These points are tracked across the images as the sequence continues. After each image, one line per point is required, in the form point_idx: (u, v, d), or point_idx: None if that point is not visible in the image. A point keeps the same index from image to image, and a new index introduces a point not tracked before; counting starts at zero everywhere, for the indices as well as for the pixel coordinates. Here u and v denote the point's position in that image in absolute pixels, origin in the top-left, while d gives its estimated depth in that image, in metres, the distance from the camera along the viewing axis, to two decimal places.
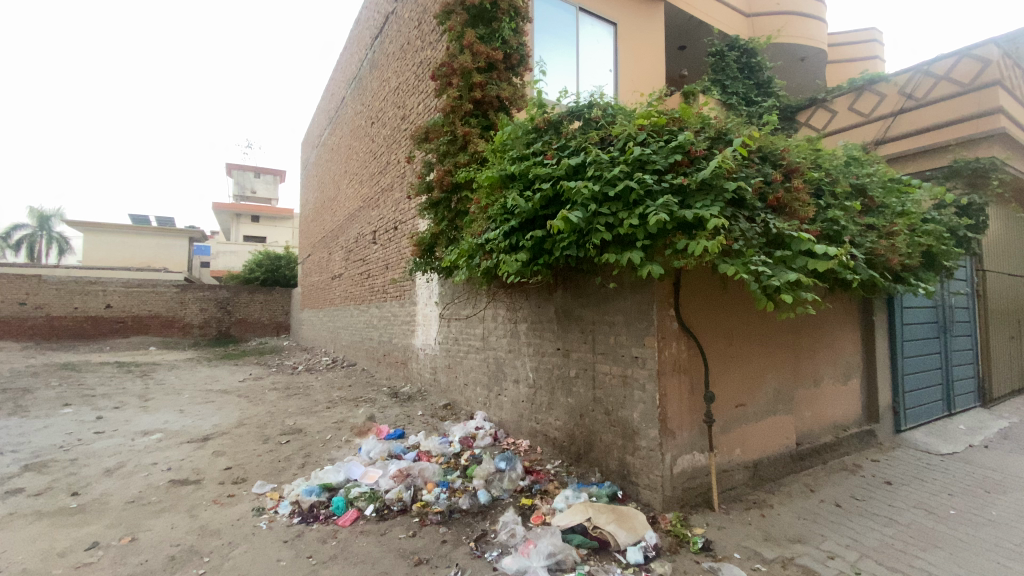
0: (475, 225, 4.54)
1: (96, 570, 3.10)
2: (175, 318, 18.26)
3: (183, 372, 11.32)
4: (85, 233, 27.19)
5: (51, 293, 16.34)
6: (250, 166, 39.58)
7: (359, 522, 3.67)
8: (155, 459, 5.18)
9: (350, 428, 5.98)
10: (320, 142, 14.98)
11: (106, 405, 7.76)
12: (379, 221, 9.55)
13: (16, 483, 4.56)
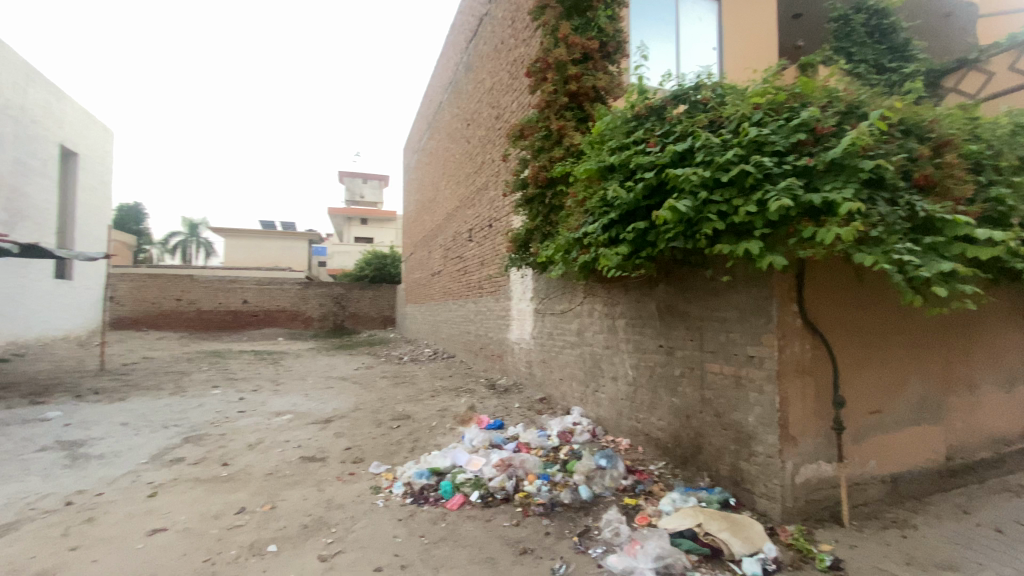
0: (573, 219, 4.47)
1: (244, 532, 3.55)
2: (299, 312, 20.39)
3: (306, 360, 12.61)
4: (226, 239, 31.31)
5: (201, 291, 18.99)
6: (359, 173, 43.04)
7: (466, 507, 3.82)
8: (286, 436, 5.81)
9: (453, 417, 6.25)
10: (420, 146, 15.80)
11: (247, 388, 8.88)
12: (476, 219, 9.84)
13: (182, 452, 5.37)
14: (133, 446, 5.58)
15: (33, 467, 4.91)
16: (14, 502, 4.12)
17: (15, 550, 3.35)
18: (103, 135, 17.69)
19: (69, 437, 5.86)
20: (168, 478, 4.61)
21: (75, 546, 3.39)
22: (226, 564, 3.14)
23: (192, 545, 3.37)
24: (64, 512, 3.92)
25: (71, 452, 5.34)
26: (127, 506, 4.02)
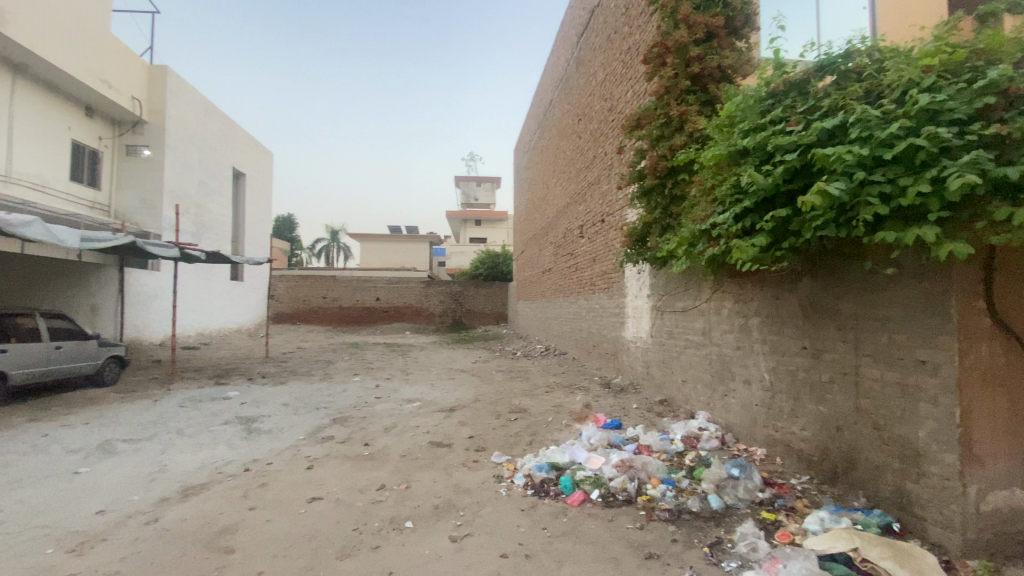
0: (699, 210, 4.22)
1: (385, 507, 3.91)
2: (422, 309, 21.94)
3: (429, 353, 13.53)
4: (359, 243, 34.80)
5: (340, 289, 21.31)
6: (473, 177, 45.11)
7: (587, 505, 3.80)
8: (416, 423, 6.29)
9: (570, 413, 6.27)
10: (530, 146, 16.09)
11: (380, 377, 9.77)
12: (587, 215, 9.77)
13: (331, 431, 6.08)
14: (293, 424, 6.45)
15: (220, 437, 5.91)
16: (209, 465, 5.00)
17: (211, 505, 4.05)
18: (263, 156, 20.61)
19: (246, 413, 6.96)
20: (320, 454, 5.24)
21: (254, 506, 4.01)
22: (371, 534, 3.49)
23: (343, 514, 3.80)
24: (244, 477, 4.66)
25: (247, 426, 6.33)
26: (290, 475, 4.65)
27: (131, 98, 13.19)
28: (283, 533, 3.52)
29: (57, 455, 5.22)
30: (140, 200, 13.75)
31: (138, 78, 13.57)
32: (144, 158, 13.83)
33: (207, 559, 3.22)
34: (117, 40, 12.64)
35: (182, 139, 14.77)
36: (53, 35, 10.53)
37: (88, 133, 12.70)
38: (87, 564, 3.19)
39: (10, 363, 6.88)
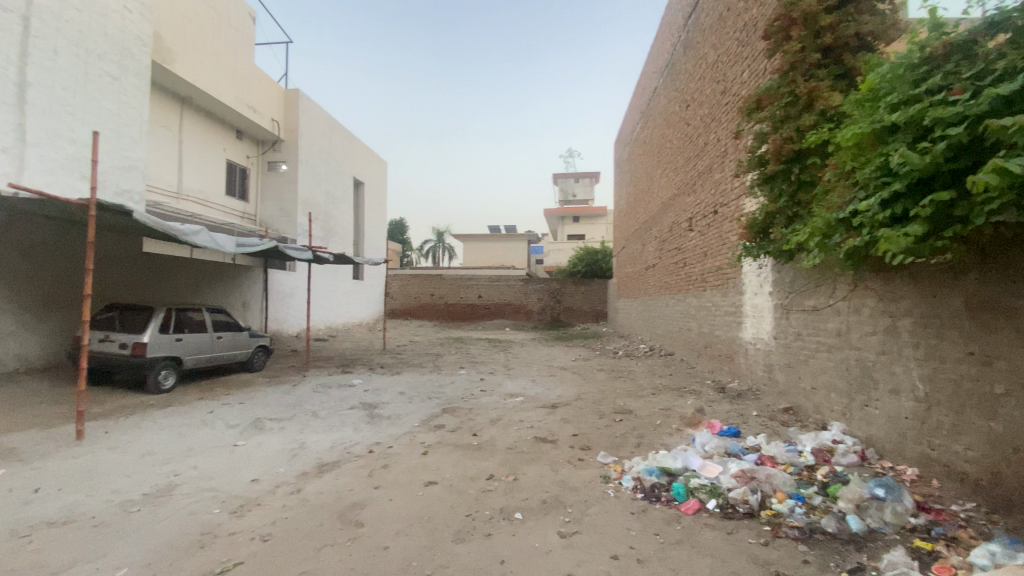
0: (835, 197, 3.79)
1: (494, 496, 4.04)
2: (521, 306, 22.35)
3: (530, 350, 13.74)
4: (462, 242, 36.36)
5: (446, 287, 22.43)
6: (572, 174, 44.94)
7: (702, 514, 3.60)
8: (521, 417, 6.43)
9: (680, 417, 5.99)
10: (632, 139, 15.60)
11: (484, 371, 10.14)
12: (697, 207, 9.26)
13: (442, 420, 6.44)
14: (408, 412, 6.93)
15: (347, 420, 6.54)
16: (338, 445, 5.55)
17: (342, 481, 4.49)
18: (379, 165, 22.33)
19: (368, 399, 7.63)
20: (434, 441, 5.57)
21: (378, 485, 4.37)
22: (483, 522, 3.63)
23: (456, 500, 4.00)
24: (368, 458, 5.10)
25: (369, 412, 6.93)
26: (408, 459, 5.01)
27: (271, 120, 15.04)
28: (404, 513, 3.81)
29: (221, 429, 6.14)
30: (278, 209, 15.63)
31: (277, 102, 15.44)
32: (281, 172, 15.68)
33: (340, 529, 3.58)
34: (259, 70, 14.48)
35: (312, 153, 16.52)
36: (210, 71, 12.37)
37: (239, 153, 14.75)
38: (247, 524, 3.72)
39: (186, 349, 8.22)
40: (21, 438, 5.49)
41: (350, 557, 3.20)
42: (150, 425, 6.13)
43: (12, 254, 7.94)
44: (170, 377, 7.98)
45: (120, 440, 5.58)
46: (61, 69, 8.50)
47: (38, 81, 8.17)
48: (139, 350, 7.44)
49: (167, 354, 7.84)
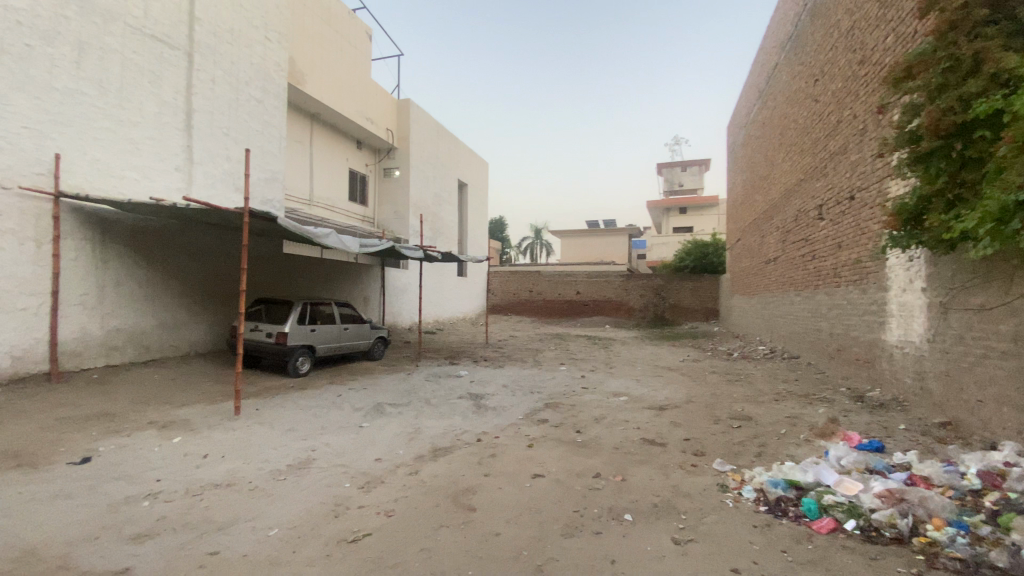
0: (1012, 176, 3.17)
1: (602, 495, 4.00)
2: (622, 303, 21.79)
3: (634, 348, 13.35)
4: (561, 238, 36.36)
5: (546, 283, 22.61)
6: (678, 162, 42.83)
7: (839, 535, 3.24)
8: (627, 417, 6.29)
9: (809, 427, 5.44)
10: (749, 122, 14.39)
11: (586, 368, 10.06)
12: (829, 191, 8.31)
13: (546, 415, 6.51)
14: (512, 404, 7.12)
15: (457, 409, 6.88)
16: (450, 432, 5.86)
17: (454, 466, 4.74)
18: (480, 165, 23.08)
19: (475, 390, 7.95)
20: (539, 435, 5.66)
21: (487, 473, 4.54)
22: (591, 519, 3.61)
23: (564, 495, 4.02)
24: (477, 446, 5.33)
25: (476, 402, 7.23)
26: (514, 450, 5.14)
27: (386, 129, 16.24)
28: (513, 502, 3.91)
29: (347, 411, 6.79)
30: (393, 211, 16.87)
31: (391, 111, 16.61)
32: (395, 177, 16.89)
33: (454, 512, 3.77)
34: (374, 83, 15.69)
35: (421, 157, 17.56)
36: (334, 88, 13.70)
37: (359, 161, 16.16)
38: (372, 499, 4.07)
39: (318, 339, 9.22)
40: (194, 411, 6.55)
41: (464, 539, 3.36)
42: (290, 405, 6.98)
43: (187, 257, 9.49)
44: (305, 363, 8.98)
45: (267, 417, 6.42)
46: (220, 97, 9.96)
47: (203, 108, 9.63)
48: (281, 339, 8.52)
49: (303, 343, 8.84)
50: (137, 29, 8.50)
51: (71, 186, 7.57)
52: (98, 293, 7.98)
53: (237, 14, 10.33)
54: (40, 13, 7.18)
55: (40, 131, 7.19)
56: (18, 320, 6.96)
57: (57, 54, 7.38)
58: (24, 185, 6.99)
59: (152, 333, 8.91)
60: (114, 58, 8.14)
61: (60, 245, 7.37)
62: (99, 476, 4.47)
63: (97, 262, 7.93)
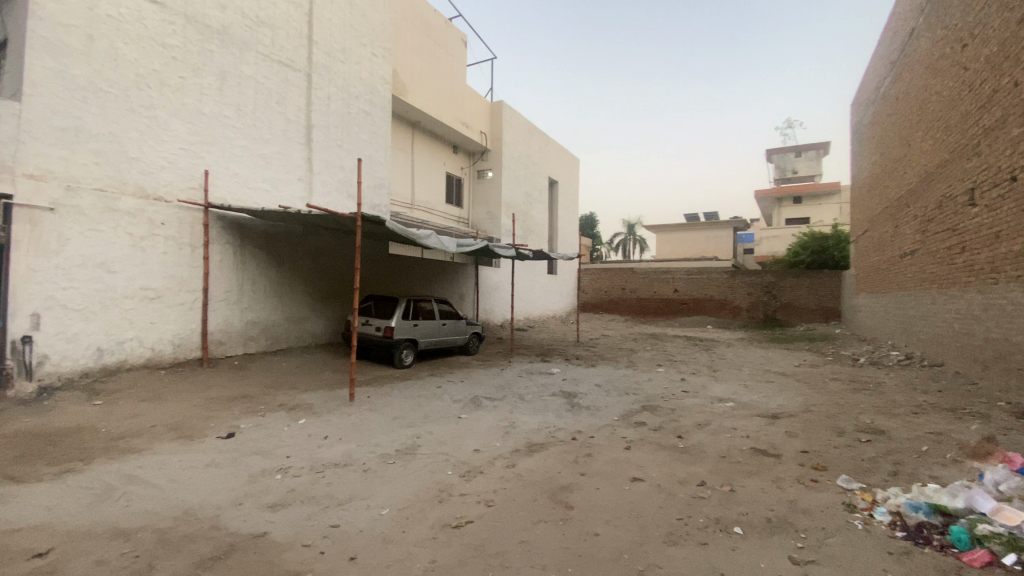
0: None
1: (708, 504, 3.78)
2: (726, 301, 20.38)
3: (739, 350, 12.46)
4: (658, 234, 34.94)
5: (640, 281, 21.93)
6: (791, 147, 39.26)
7: (998, 571, 2.75)
8: (733, 424, 5.89)
9: (958, 445, 4.70)
10: (878, 98, 12.75)
11: (686, 370, 9.58)
12: (983, 172, 7.11)
13: (644, 417, 6.31)
14: (608, 404, 6.99)
15: (550, 406, 6.91)
16: (545, 428, 5.90)
17: (551, 463, 4.76)
18: (571, 162, 22.91)
19: (568, 388, 7.93)
20: (636, 437, 5.49)
21: (584, 472, 4.50)
22: (697, 529, 3.42)
23: (665, 501, 3.86)
24: (573, 444, 5.30)
25: (570, 400, 7.20)
26: (611, 451, 5.03)
27: (480, 132, 16.74)
28: (612, 503, 3.84)
29: (446, 403, 7.11)
30: (486, 212, 17.36)
31: (485, 114, 17.08)
32: (488, 178, 17.35)
33: (552, 508, 3.79)
34: (469, 88, 16.24)
35: (513, 158, 17.86)
36: (432, 97, 14.39)
37: (455, 165, 16.84)
38: (473, 489, 4.22)
39: (420, 333, 9.78)
40: (314, 396, 7.25)
41: (563, 536, 3.36)
42: (395, 394, 7.46)
43: (308, 258, 10.52)
44: (409, 355, 9.55)
45: (375, 404, 6.92)
46: (334, 112, 10.91)
47: (320, 123, 10.61)
48: (388, 333, 9.17)
49: (407, 337, 9.43)
50: (267, 56, 9.57)
51: (217, 198, 8.74)
52: (238, 290, 9.14)
53: (348, 34, 11.25)
54: (192, 49, 8.36)
55: (193, 152, 8.39)
56: (178, 314, 8.19)
57: (204, 84, 8.54)
58: (181, 198, 8.20)
59: (280, 326, 10.00)
60: (248, 83, 9.25)
61: (209, 249, 8.55)
62: (241, 450, 5.13)
63: (236, 263, 9.08)
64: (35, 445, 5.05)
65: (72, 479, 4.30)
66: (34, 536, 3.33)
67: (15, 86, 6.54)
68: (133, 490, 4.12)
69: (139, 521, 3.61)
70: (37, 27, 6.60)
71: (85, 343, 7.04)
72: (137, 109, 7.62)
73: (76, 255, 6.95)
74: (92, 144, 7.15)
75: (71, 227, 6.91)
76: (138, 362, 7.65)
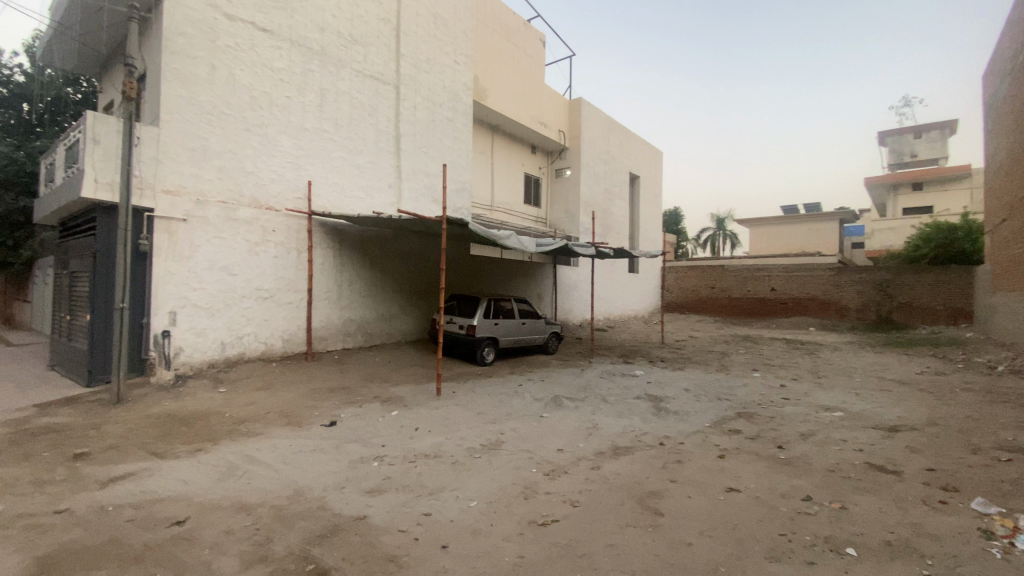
0: None
1: (815, 522, 3.47)
2: (831, 301, 18.62)
3: (848, 355, 11.32)
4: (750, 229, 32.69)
5: (732, 279, 20.82)
6: (909, 128, 35.02)
7: None
8: (843, 436, 5.36)
9: None
10: (1017, 67, 11.01)
11: (787, 376, 8.88)
12: None
13: (738, 425, 5.95)
14: (698, 410, 6.67)
15: (635, 409, 6.72)
16: (630, 432, 5.74)
17: (638, 467, 4.63)
18: (654, 156, 22.11)
19: (654, 392, 7.67)
20: (731, 445, 5.18)
21: (674, 479, 4.32)
22: (802, 547, 3.15)
23: (765, 515, 3.60)
24: (660, 449, 5.12)
25: (656, 404, 6.95)
26: (702, 459, 4.79)
27: (559, 131, 16.70)
28: (706, 513, 3.65)
29: (528, 401, 7.17)
30: (565, 211, 17.28)
31: (563, 113, 17.01)
32: (567, 177, 17.26)
33: (641, 514, 3.68)
34: (548, 88, 16.26)
35: (592, 155, 17.60)
36: (511, 99, 14.59)
37: (534, 165, 16.94)
38: (558, 488, 4.21)
39: (501, 331, 9.95)
40: (404, 390, 7.65)
41: (653, 543, 3.25)
42: (479, 391, 7.66)
43: (397, 261, 11.10)
44: (490, 353, 9.77)
45: (460, 400, 7.15)
46: (419, 120, 11.42)
47: (407, 131, 11.16)
48: (471, 331, 9.44)
49: (488, 335, 9.65)
50: (359, 72, 10.24)
51: (318, 206, 9.51)
52: (336, 291, 9.87)
53: (432, 45, 11.73)
54: (296, 70, 9.15)
55: (298, 164, 9.19)
56: (286, 312, 9.01)
57: (306, 102, 9.32)
58: (288, 207, 9.01)
59: (373, 323, 10.64)
60: (344, 98, 9.95)
61: (312, 253, 9.32)
62: (341, 438, 5.54)
63: (335, 265, 9.81)
64: (175, 425, 5.82)
65: (203, 457, 4.89)
66: (175, 505, 3.84)
67: (155, 113, 7.56)
68: (252, 469, 4.60)
69: (257, 497, 4.02)
70: (172, 61, 7.59)
71: (211, 337, 7.97)
72: (251, 129, 8.50)
73: (204, 259, 7.89)
74: (216, 161, 8.08)
75: (200, 235, 7.85)
76: (253, 355, 8.52)
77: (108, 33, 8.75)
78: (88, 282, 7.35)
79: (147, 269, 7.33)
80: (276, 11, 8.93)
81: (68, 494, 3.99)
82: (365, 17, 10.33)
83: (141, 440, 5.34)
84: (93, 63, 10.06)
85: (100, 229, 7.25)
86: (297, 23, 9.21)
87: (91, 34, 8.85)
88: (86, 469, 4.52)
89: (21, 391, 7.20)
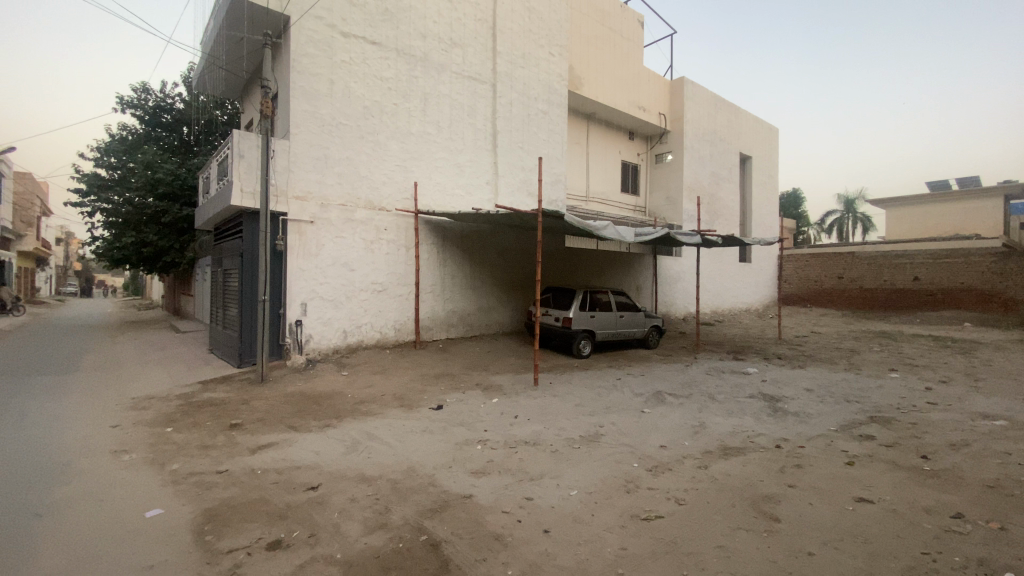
0: None
1: (967, 542, 3.02)
2: (994, 292, 15.71)
3: (1016, 356, 9.53)
4: (888, 211, 28.74)
5: (864, 268, 18.71)
6: None
7: None
8: (1007, 448, 4.56)
9: None
10: None
11: (933, 378, 7.73)
12: None
13: (870, 430, 5.32)
14: (821, 412, 6.07)
15: (747, 409, 6.28)
16: (740, 432, 5.40)
17: (751, 469, 4.35)
18: (767, 134, 20.26)
19: (769, 391, 7.11)
20: (861, 452, 4.66)
21: (793, 484, 4.00)
22: (950, 568, 2.78)
23: (903, 530, 3.21)
24: (777, 452, 4.75)
25: (772, 404, 6.44)
26: (827, 465, 4.36)
27: (659, 115, 15.98)
28: (830, 522, 3.35)
29: (628, 395, 7.04)
30: (665, 198, 16.56)
31: (663, 96, 16.25)
32: (668, 162, 16.49)
33: (754, 518, 3.47)
34: (647, 70, 15.61)
35: (696, 138, 16.60)
36: (605, 84, 14.22)
37: (631, 152, 16.46)
38: (663, 484, 4.10)
39: (598, 324, 9.86)
40: (505, 379, 7.93)
41: (768, 549, 3.06)
42: (578, 383, 7.69)
43: (496, 254, 11.45)
44: (587, 346, 9.71)
45: (559, 391, 7.23)
46: (515, 116, 11.65)
47: (504, 127, 11.43)
48: (567, 323, 9.48)
49: (585, 327, 9.62)
50: (459, 73, 10.66)
51: (423, 205, 10.12)
52: (441, 284, 10.46)
53: (527, 39, 11.84)
54: (402, 78, 9.78)
55: (405, 166, 9.84)
56: (397, 303, 9.74)
57: (412, 107, 9.91)
58: (397, 207, 9.70)
59: (474, 315, 11.11)
60: (445, 101, 10.44)
61: (419, 249, 9.96)
62: (448, 421, 5.89)
63: (439, 260, 10.38)
64: (307, 403, 6.59)
65: (332, 432, 5.49)
66: (308, 473, 4.36)
67: (286, 128, 8.55)
68: (370, 445, 5.08)
69: (376, 470, 4.44)
70: (299, 80, 8.51)
71: (335, 326, 8.88)
72: (364, 136, 9.26)
73: (328, 257, 8.78)
74: (336, 168, 8.94)
75: (324, 235, 8.76)
76: (370, 342, 9.35)
77: (247, 59, 10.01)
78: (238, 279, 8.55)
79: (282, 266, 8.32)
80: (384, 24, 9.55)
81: (227, 457, 4.72)
82: (463, 19, 10.69)
83: (281, 415, 6.13)
84: (238, 87, 11.59)
85: (247, 232, 8.37)
86: (402, 32, 9.78)
87: (234, 61, 10.18)
88: (240, 437, 5.31)
89: (190, 370, 8.62)
